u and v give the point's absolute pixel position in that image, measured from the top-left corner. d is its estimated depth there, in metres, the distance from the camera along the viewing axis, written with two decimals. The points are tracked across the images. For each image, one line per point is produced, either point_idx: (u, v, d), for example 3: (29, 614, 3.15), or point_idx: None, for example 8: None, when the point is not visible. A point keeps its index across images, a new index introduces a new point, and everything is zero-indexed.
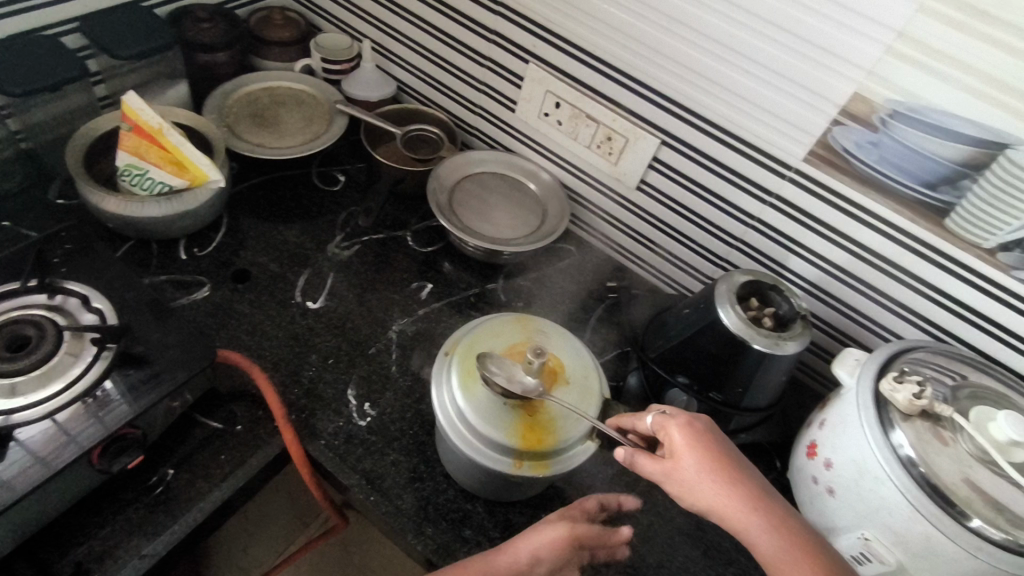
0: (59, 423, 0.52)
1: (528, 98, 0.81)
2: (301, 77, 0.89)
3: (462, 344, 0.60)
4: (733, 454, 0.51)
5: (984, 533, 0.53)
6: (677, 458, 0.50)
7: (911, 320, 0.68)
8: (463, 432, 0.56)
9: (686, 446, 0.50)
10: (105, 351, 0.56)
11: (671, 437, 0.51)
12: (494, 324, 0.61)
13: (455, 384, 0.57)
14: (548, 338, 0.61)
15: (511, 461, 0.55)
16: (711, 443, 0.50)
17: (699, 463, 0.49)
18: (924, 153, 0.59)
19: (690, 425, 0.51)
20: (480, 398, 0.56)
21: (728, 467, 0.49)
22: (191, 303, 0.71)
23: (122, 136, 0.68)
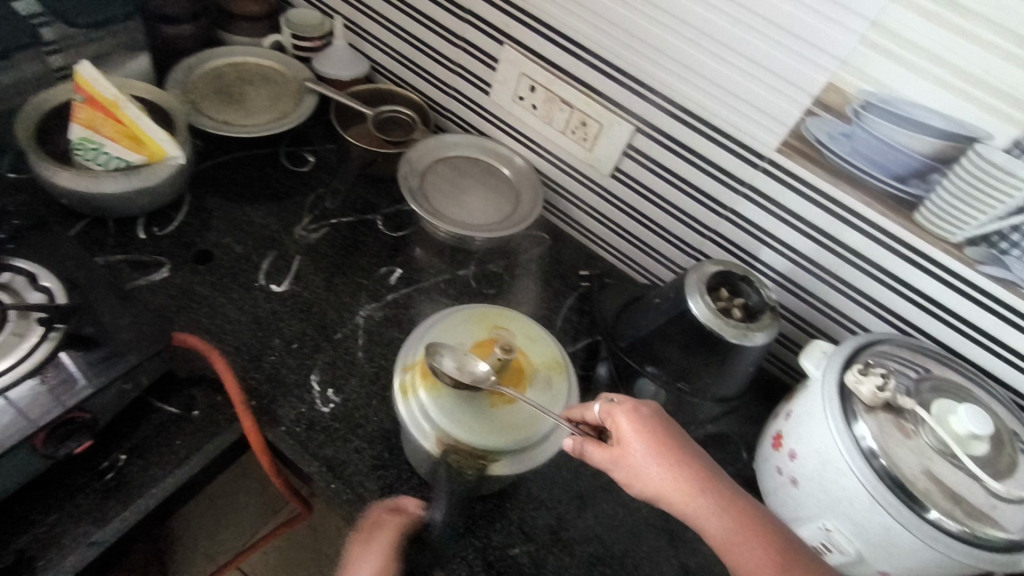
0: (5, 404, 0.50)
1: (502, 81, 0.80)
2: (269, 53, 0.86)
3: (422, 342, 0.58)
4: (681, 437, 0.50)
5: (941, 524, 0.53)
6: (625, 445, 0.50)
7: (878, 314, 0.68)
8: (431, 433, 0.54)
9: (633, 432, 0.49)
10: (52, 333, 0.53)
11: (618, 425, 0.50)
12: (453, 321, 0.61)
13: (418, 384, 0.55)
14: (510, 331, 0.62)
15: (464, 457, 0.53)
16: (658, 428, 0.50)
17: (647, 449, 0.48)
18: (896, 145, 0.58)
19: (638, 410, 0.51)
20: (446, 397, 0.55)
21: (675, 449, 0.49)
22: (149, 284, 0.69)
23: (76, 108, 0.65)
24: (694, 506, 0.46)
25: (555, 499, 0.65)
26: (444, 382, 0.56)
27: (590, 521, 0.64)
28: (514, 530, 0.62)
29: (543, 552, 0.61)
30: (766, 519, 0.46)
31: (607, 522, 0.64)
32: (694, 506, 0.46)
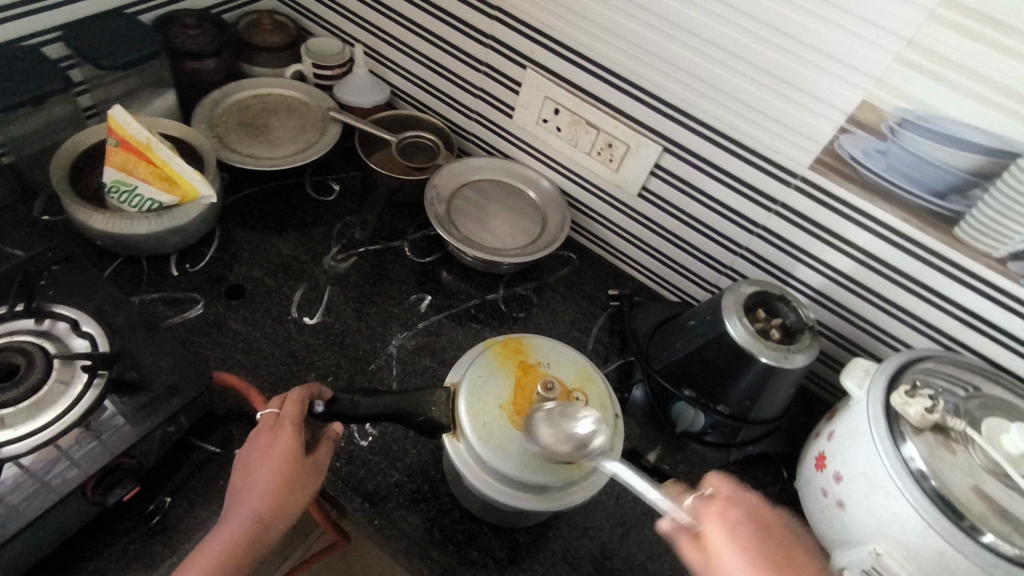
0: (61, 448, 0.51)
1: (525, 105, 0.80)
2: (292, 84, 0.87)
3: (464, 377, 0.57)
4: (788, 552, 0.45)
5: (997, 548, 0.52)
6: (718, 556, 0.45)
7: (918, 328, 0.67)
8: (483, 470, 0.54)
9: (728, 544, 0.45)
10: (96, 379, 0.54)
11: (711, 530, 0.46)
12: (492, 350, 0.59)
13: (464, 422, 0.54)
14: (550, 358, 0.60)
15: (491, 482, 0.54)
16: (756, 538, 0.45)
17: (743, 557, 0.44)
18: (934, 162, 0.57)
19: (733, 520, 0.46)
20: (497, 434, 0.54)
21: (779, 569, 0.43)
22: (185, 321, 0.69)
23: (109, 151, 0.65)
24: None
25: (597, 526, 0.64)
26: (492, 419, 0.55)
27: (633, 548, 0.64)
28: (558, 561, 0.61)
29: None
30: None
31: (650, 549, 0.64)
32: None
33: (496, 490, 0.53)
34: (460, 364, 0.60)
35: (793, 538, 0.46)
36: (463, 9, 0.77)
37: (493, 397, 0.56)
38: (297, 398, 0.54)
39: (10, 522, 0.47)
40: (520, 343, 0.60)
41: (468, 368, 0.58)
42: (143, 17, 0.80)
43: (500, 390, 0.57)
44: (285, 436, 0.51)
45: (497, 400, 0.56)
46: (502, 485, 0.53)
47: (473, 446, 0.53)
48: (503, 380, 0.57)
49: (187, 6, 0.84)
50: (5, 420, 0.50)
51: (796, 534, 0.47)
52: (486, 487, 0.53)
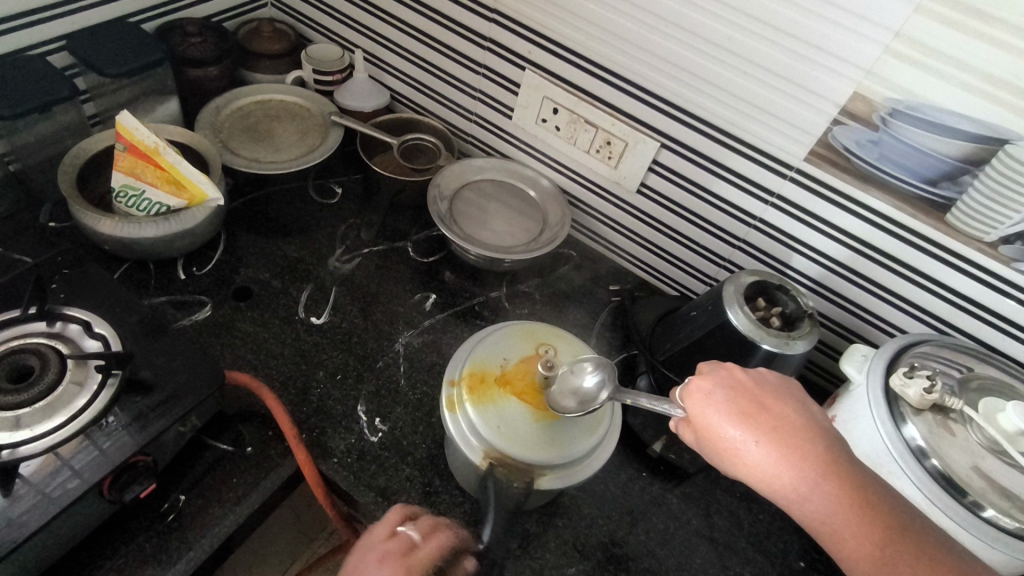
0: (61, 457, 0.51)
1: (524, 105, 0.81)
2: (292, 89, 0.88)
3: (489, 439, 0.54)
4: (765, 405, 0.48)
5: (998, 522, 0.54)
6: (707, 427, 0.48)
7: (912, 314, 0.69)
8: (581, 464, 0.55)
9: (713, 414, 0.48)
10: (111, 377, 0.54)
11: (695, 408, 0.49)
12: (472, 402, 0.55)
13: (539, 458, 0.53)
14: (499, 354, 0.60)
15: (558, 475, 0.55)
16: (735, 401, 0.48)
17: (739, 426, 0.47)
18: (924, 150, 0.59)
19: (713, 394, 0.49)
20: (565, 439, 0.55)
21: (761, 425, 0.47)
22: (192, 323, 0.70)
23: (116, 157, 0.66)
24: (785, 486, 0.45)
25: (605, 515, 0.65)
26: (545, 433, 0.55)
27: (642, 536, 0.65)
28: (569, 550, 0.62)
29: (600, 569, 0.62)
30: (865, 492, 0.45)
31: (658, 536, 0.65)
32: (784, 484, 0.45)
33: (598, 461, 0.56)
34: (457, 439, 0.55)
35: (773, 392, 0.50)
36: (461, 13, 0.78)
37: (522, 421, 0.55)
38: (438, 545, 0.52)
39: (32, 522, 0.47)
40: (474, 372, 0.57)
41: (477, 432, 0.54)
42: (146, 25, 0.81)
43: (515, 412, 0.55)
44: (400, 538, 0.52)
45: (529, 418, 0.55)
46: (566, 473, 0.55)
47: (524, 463, 0.53)
48: (508, 401, 0.56)
49: (188, 14, 0.85)
50: (21, 420, 0.51)
51: (776, 387, 0.50)
52: (558, 482, 0.54)
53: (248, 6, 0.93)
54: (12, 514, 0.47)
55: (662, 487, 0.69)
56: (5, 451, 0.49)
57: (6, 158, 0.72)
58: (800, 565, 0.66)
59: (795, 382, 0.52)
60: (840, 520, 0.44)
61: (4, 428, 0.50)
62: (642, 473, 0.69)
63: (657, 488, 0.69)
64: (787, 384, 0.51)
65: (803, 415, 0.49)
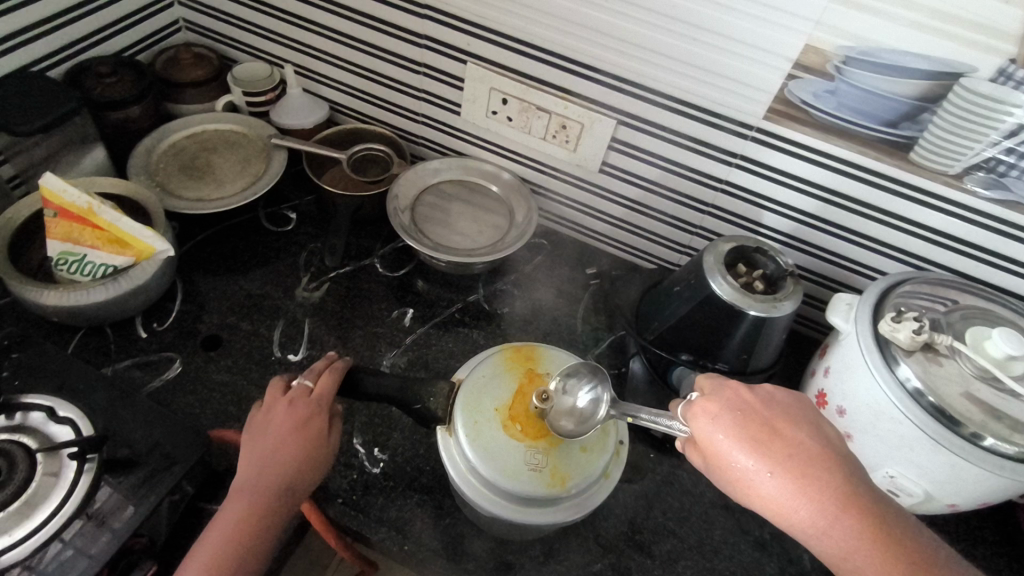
0: (65, 542, 0.48)
1: (471, 99, 0.78)
2: (226, 117, 0.83)
3: (469, 376, 0.58)
4: (776, 430, 0.48)
5: (998, 449, 0.55)
6: (716, 452, 0.48)
7: (888, 255, 0.70)
8: (472, 474, 0.54)
9: (720, 437, 0.48)
10: (88, 463, 0.51)
11: (701, 430, 0.49)
12: (502, 356, 0.60)
13: (456, 417, 0.55)
14: (559, 367, 0.61)
15: (467, 481, 0.54)
16: (743, 426, 0.48)
17: (745, 453, 0.47)
18: (882, 94, 0.59)
19: (719, 416, 0.49)
20: (486, 435, 0.54)
21: (773, 452, 0.46)
22: (164, 383, 0.66)
23: (48, 223, 0.61)
24: (800, 516, 0.45)
25: (622, 504, 0.65)
26: (486, 421, 0.55)
27: (661, 518, 0.65)
28: (592, 546, 0.62)
29: (626, 560, 0.61)
30: (885, 521, 0.44)
31: (676, 516, 0.65)
32: (798, 512, 0.44)
33: (481, 498, 0.53)
34: (472, 360, 0.61)
35: (783, 414, 0.49)
36: (390, 12, 0.74)
37: (490, 407, 0.56)
38: (330, 380, 0.57)
39: None
40: (530, 350, 0.61)
41: (477, 369, 0.59)
42: (53, 72, 0.75)
43: (500, 393, 0.57)
44: (296, 388, 0.56)
45: (493, 407, 0.56)
46: (473, 482, 0.54)
47: (459, 438, 0.54)
48: (508, 387, 0.58)
49: (97, 53, 0.79)
50: None
51: (786, 408, 0.50)
52: (462, 483, 0.54)
53: (159, 34, 0.87)
54: None
55: (672, 465, 0.69)
56: None
57: None
58: None
59: (809, 401, 0.51)
60: (856, 548, 0.43)
61: None
62: (650, 454, 0.69)
63: (667, 466, 0.69)
64: (799, 403, 0.50)
65: (816, 437, 0.48)
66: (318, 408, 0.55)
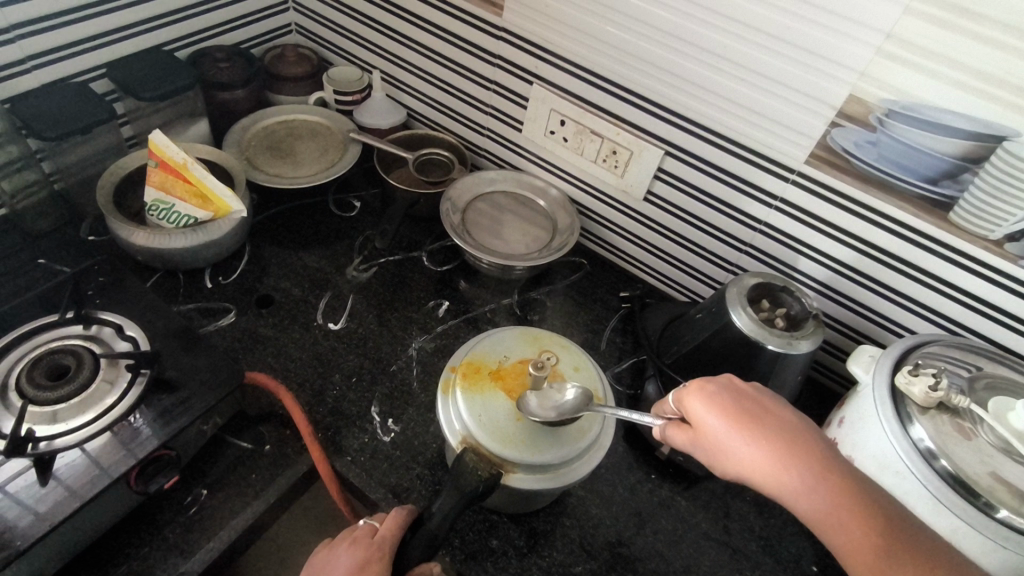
0: (88, 453, 0.54)
1: (533, 118, 0.84)
2: (315, 110, 0.93)
3: (470, 425, 0.56)
4: (759, 410, 0.50)
5: (1011, 523, 0.53)
6: (699, 424, 0.50)
7: (922, 315, 0.69)
8: (555, 470, 0.56)
9: (705, 412, 0.50)
10: (139, 377, 0.58)
11: (688, 408, 0.51)
12: (463, 388, 0.59)
13: (509, 455, 0.55)
14: (500, 351, 0.62)
15: (557, 472, 0.56)
16: (729, 403, 0.50)
17: (728, 426, 0.49)
18: (923, 149, 0.60)
19: (706, 392, 0.51)
20: (542, 443, 0.56)
21: (753, 420, 0.49)
22: (218, 329, 0.73)
23: (149, 172, 0.70)
24: (781, 480, 0.46)
25: (613, 515, 0.66)
26: (525, 433, 0.56)
27: (650, 538, 0.65)
28: (575, 549, 0.63)
29: (606, 569, 0.62)
30: (862, 491, 0.46)
31: (665, 537, 0.65)
32: (777, 480, 0.46)
33: (574, 471, 0.56)
34: (444, 421, 0.58)
35: (765, 399, 0.51)
36: (470, 32, 0.82)
37: (508, 420, 0.57)
38: (395, 524, 0.54)
39: (53, 515, 0.50)
40: (471, 362, 0.61)
41: (462, 418, 0.57)
42: (180, 53, 0.87)
43: (502, 409, 0.58)
44: (362, 526, 0.54)
45: (513, 418, 0.57)
46: (563, 471, 0.56)
47: (528, 464, 0.55)
48: (497, 397, 0.58)
49: (219, 42, 0.91)
50: (58, 415, 0.54)
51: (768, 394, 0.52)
52: (559, 480, 0.56)
53: (273, 33, 0.99)
54: (41, 507, 0.50)
55: (671, 490, 0.69)
56: (42, 443, 0.53)
57: (51, 177, 0.77)
58: (813, 570, 0.65)
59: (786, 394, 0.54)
60: (835, 514, 0.45)
61: (42, 422, 0.54)
62: (651, 475, 0.70)
63: (666, 490, 0.69)
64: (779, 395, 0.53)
65: (797, 421, 0.50)
66: (382, 546, 0.52)
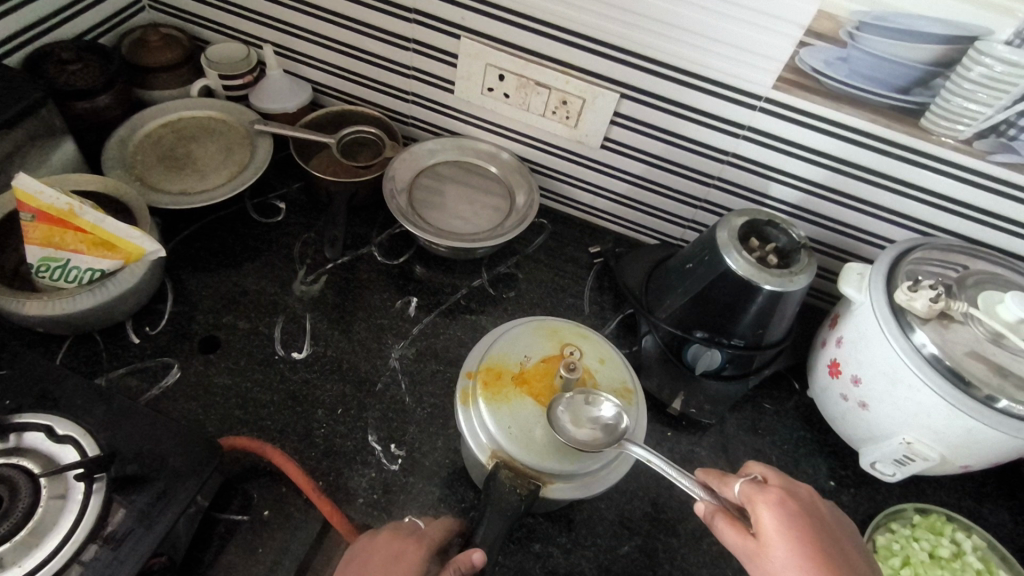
0: None
1: (466, 76, 0.75)
2: (204, 103, 0.78)
3: (501, 439, 0.53)
4: (830, 544, 0.46)
5: (1013, 411, 0.55)
6: (764, 533, 0.47)
7: (895, 222, 0.70)
8: (595, 475, 0.54)
9: (776, 525, 0.46)
10: (96, 484, 0.48)
11: (759, 512, 0.47)
12: (486, 398, 0.55)
13: (548, 468, 0.52)
14: (520, 351, 0.59)
15: (597, 477, 0.54)
16: (804, 525, 0.46)
17: (797, 552, 0.45)
18: (895, 60, 0.58)
19: (784, 505, 0.47)
20: (580, 448, 0.53)
21: (823, 556, 0.45)
22: (164, 390, 0.63)
23: (25, 229, 0.56)
24: None
25: (644, 484, 0.65)
26: (560, 441, 0.54)
27: (684, 496, 0.65)
28: (617, 529, 0.62)
29: (651, 540, 0.62)
30: None
31: None
32: None
33: (613, 474, 0.54)
34: (468, 436, 0.54)
35: (835, 532, 0.48)
36: None
37: (540, 429, 0.54)
38: (443, 526, 0.52)
39: None
40: (491, 368, 0.57)
41: (490, 431, 0.54)
42: (9, 60, 0.69)
43: (533, 417, 0.54)
44: (405, 524, 0.51)
45: (546, 425, 0.54)
46: (603, 475, 0.54)
47: (568, 473, 0.53)
48: (525, 404, 0.55)
49: (57, 37, 0.73)
50: (4, 559, 0.44)
51: (838, 529, 0.49)
52: (599, 484, 0.54)
53: (122, 14, 0.81)
54: None
55: None
56: None
57: None
58: (831, 485, 0.70)
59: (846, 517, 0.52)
60: None
61: None
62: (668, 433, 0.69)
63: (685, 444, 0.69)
64: (847, 530, 0.50)
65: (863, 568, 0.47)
66: (427, 542, 0.49)
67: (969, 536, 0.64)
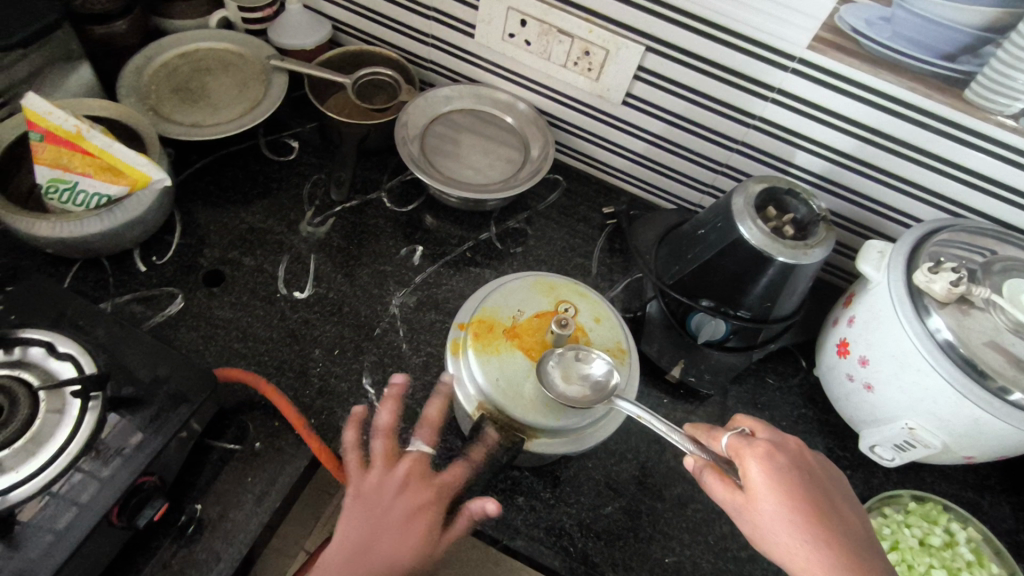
0: (57, 493, 0.47)
1: (487, 20, 0.72)
2: (221, 35, 0.77)
3: (488, 390, 0.53)
4: (818, 496, 0.46)
5: None
6: (752, 488, 0.46)
7: (924, 200, 0.66)
8: (581, 432, 0.54)
9: (765, 479, 0.46)
10: (92, 402, 0.50)
11: (748, 466, 0.47)
12: (476, 350, 0.54)
13: (532, 422, 0.52)
14: (514, 305, 0.58)
15: (581, 434, 0.54)
16: (792, 479, 0.46)
17: (785, 507, 0.45)
18: (942, 23, 0.55)
19: (772, 458, 0.47)
20: (566, 405, 0.53)
21: (811, 507, 0.45)
22: (166, 320, 0.64)
23: (34, 148, 0.57)
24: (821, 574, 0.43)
25: (633, 448, 0.64)
26: (547, 397, 0.53)
27: (673, 464, 0.64)
28: (602, 489, 0.62)
29: (636, 503, 0.61)
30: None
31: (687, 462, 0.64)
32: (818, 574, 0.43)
33: (600, 432, 0.54)
34: (457, 386, 0.55)
35: (823, 482, 0.48)
36: None
37: (528, 383, 0.53)
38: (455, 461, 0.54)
39: None
40: (483, 320, 0.56)
41: (477, 382, 0.53)
42: None
43: (521, 371, 0.54)
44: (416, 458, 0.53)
45: (534, 380, 0.54)
46: (589, 433, 0.54)
47: (553, 428, 0.52)
48: (515, 357, 0.55)
49: None
50: (3, 464, 0.46)
51: (827, 478, 0.49)
52: (583, 442, 0.54)
53: None
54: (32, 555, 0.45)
55: None
56: None
57: None
58: None
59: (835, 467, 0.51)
60: None
61: None
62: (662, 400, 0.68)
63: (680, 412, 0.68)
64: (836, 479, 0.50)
65: (851, 516, 0.47)
66: (444, 485, 0.53)
67: (964, 528, 0.62)
